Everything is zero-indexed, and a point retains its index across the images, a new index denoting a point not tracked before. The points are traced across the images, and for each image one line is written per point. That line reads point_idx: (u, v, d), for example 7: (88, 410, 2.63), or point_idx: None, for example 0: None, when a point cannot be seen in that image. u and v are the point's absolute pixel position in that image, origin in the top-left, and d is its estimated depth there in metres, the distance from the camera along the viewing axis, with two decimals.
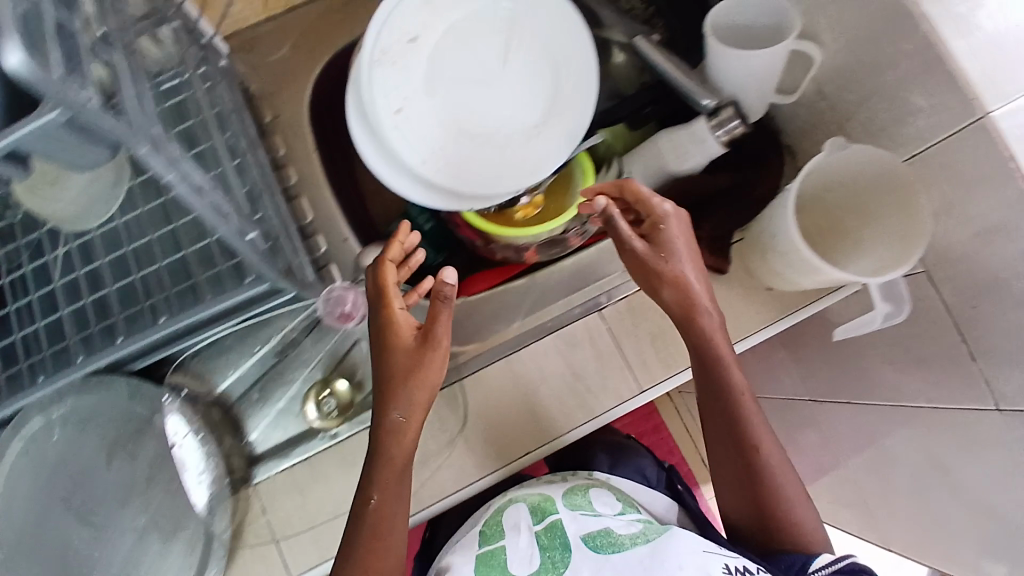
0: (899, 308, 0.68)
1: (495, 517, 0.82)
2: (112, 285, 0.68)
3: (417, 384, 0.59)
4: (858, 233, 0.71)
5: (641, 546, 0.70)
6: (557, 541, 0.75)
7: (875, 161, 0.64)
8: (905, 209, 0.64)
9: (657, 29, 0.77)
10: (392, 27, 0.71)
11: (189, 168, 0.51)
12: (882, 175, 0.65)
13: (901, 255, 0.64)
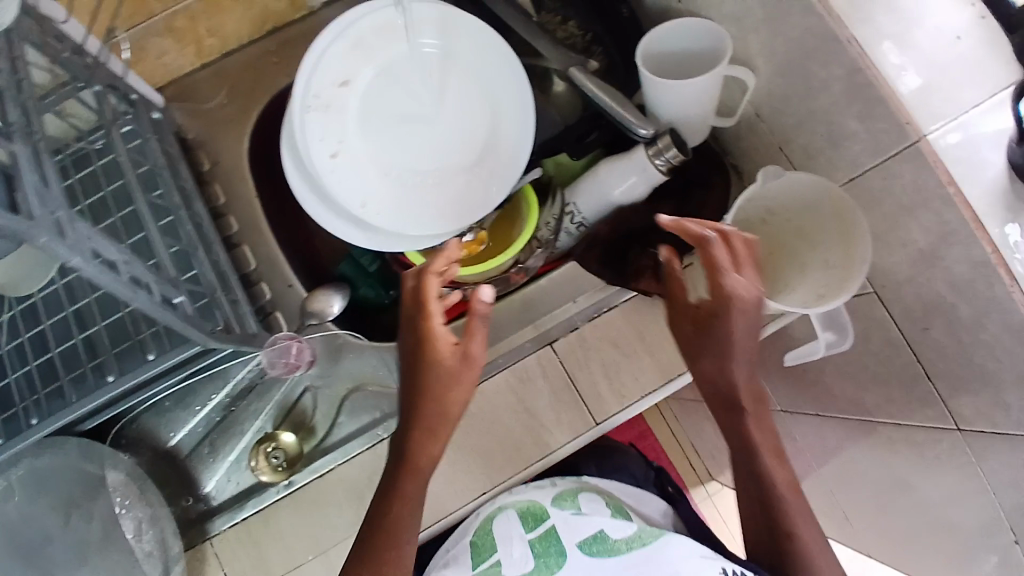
0: (843, 339, 0.68)
1: (484, 523, 0.78)
2: (57, 348, 0.71)
3: (444, 432, 0.58)
4: (804, 257, 0.70)
5: (638, 552, 0.71)
6: (553, 550, 0.74)
7: (810, 187, 0.65)
8: (843, 234, 0.64)
9: (596, 56, 0.76)
10: (321, 73, 0.69)
11: (98, 244, 0.52)
12: (822, 200, 0.64)
13: (839, 283, 0.63)
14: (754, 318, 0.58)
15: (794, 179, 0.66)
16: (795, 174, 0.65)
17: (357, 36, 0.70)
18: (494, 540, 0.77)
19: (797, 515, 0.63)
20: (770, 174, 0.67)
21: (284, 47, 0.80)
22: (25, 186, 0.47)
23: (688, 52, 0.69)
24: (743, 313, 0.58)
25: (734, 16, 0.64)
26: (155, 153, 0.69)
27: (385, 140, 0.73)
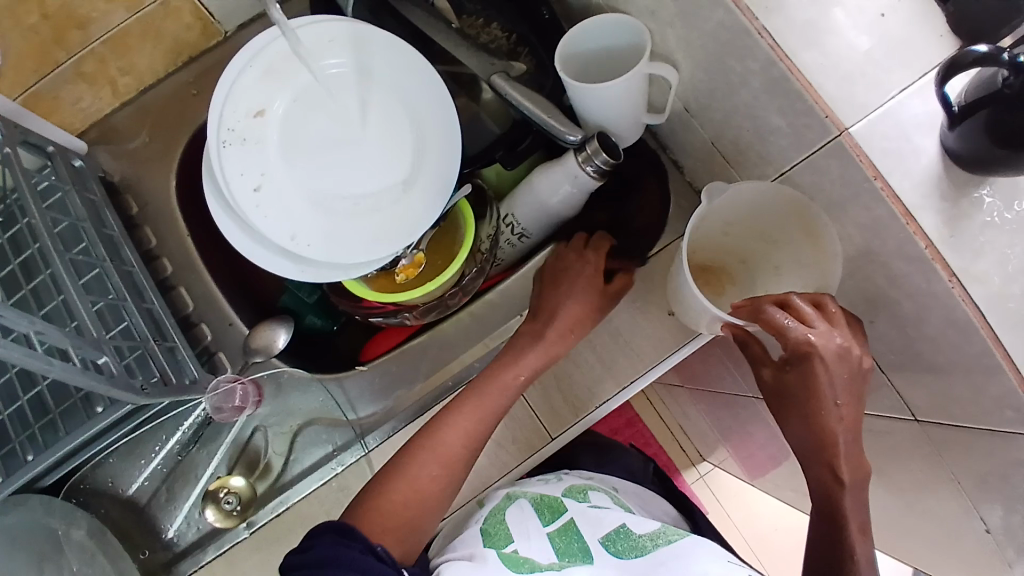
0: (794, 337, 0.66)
1: (494, 515, 0.68)
2: (4, 413, 0.69)
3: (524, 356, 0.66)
4: (773, 258, 0.68)
5: (666, 550, 0.62)
6: (578, 546, 0.64)
7: (761, 196, 0.61)
8: (808, 234, 0.60)
9: (523, 58, 0.75)
10: (234, 105, 0.67)
11: (7, 320, 0.51)
12: (776, 205, 0.61)
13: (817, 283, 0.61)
14: (839, 377, 0.56)
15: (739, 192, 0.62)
16: (745, 186, 0.61)
17: (267, 62, 0.67)
18: (509, 530, 0.65)
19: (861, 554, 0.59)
20: (715, 193, 0.63)
21: (202, 77, 0.78)
22: None
23: (615, 51, 0.66)
24: (821, 369, 0.56)
25: (649, 10, 0.60)
26: (76, 206, 0.68)
27: (308, 167, 0.70)
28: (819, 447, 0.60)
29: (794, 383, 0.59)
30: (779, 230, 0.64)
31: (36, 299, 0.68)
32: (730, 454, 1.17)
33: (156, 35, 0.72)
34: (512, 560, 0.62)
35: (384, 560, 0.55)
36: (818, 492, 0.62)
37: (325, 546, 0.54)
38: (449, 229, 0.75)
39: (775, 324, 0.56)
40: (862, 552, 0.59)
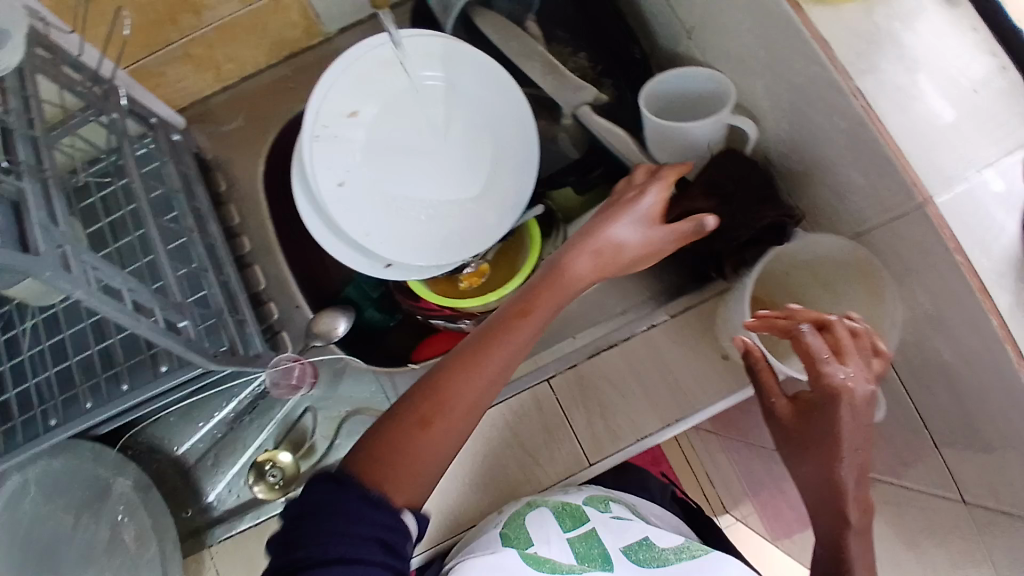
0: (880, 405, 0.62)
1: (516, 514, 0.66)
2: (76, 358, 0.73)
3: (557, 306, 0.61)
4: (828, 307, 0.66)
5: (688, 563, 0.65)
6: (600, 551, 0.66)
7: (832, 248, 0.61)
8: (870, 292, 0.60)
9: (605, 88, 0.77)
10: (330, 103, 0.70)
11: (103, 274, 0.54)
12: (843, 262, 0.61)
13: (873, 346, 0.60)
14: (862, 416, 0.55)
15: (816, 242, 0.61)
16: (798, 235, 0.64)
17: (364, 68, 0.71)
18: (530, 533, 0.65)
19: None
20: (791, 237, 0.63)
21: (300, 73, 0.83)
22: (28, 222, 0.50)
23: (699, 91, 0.67)
24: (845, 406, 0.55)
25: (740, 59, 0.63)
26: (172, 176, 0.72)
27: (389, 170, 0.73)
28: (825, 490, 0.58)
29: (811, 419, 0.58)
30: (837, 282, 0.64)
31: (122, 257, 0.72)
32: (757, 509, 1.15)
33: (262, 29, 0.77)
34: (534, 561, 0.64)
35: (385, 505, 0.50)
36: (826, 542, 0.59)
37: (320, 495, 0.50)
38: (513, 244, 0.78)
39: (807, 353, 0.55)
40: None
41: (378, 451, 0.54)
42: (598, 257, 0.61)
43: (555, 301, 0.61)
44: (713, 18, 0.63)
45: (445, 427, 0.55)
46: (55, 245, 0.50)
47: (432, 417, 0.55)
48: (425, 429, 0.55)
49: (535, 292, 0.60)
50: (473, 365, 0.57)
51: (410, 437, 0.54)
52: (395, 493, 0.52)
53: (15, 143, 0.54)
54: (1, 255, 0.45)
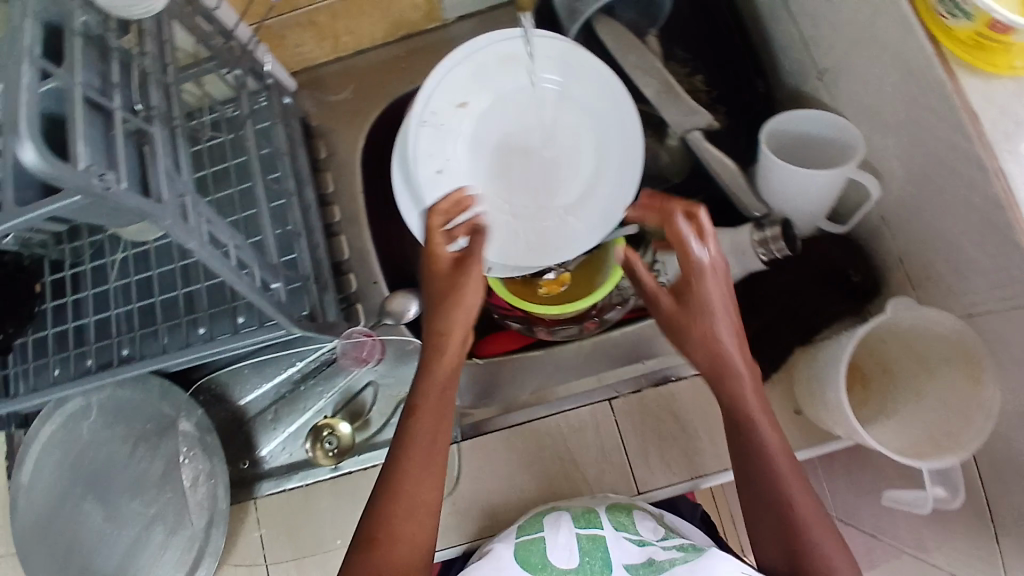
0: (955, 497, 0.59)
1: (536, 516, 0.69)
2: (160, 297, 0.76)
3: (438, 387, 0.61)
4: (922, 386, 0.64)
5: (680, 568, 0.56)
6: (601, 556, 0.61)
7: (943, 328, 0.58)
8: (972, 382, 0.58)
9: (718, 114, 0.76)
10: (443, 91, 0.71)
11: (215, 229, 0.56)
12: (950, 343, 0.59)
13: (962, 436, 0.58)
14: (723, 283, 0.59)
15: (927, 317, 0.58)
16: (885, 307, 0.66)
17: (481, 62, 0.72)
18: (542, 523, 0.67)
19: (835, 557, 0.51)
20: (902, 307, 0.60)
21: (413, 54, 0.84)
22: (155, 169, 0.51)
23: (834, 144, 0.64)
24: (707, 275, 0.59)
25: (874, 111, 0.60)
26: (279, 138, 0.74)
27: (489, 165, 0.73)
28: (716, 376, 0.60)
29: (688, 299, 0.61)
30: (941, 364, 0.62)
31: (221, 207, 0.73)
32: None
33: (385, 8, 0.78)
34: (530, 560, 0.62)
35: None
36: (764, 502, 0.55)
37: None
38: (596, 259, 0.76)
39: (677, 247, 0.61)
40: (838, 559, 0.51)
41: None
42: (452, 322, 0.62)
43: (448, 368, 0.62)
44: (851, 66, 0.61)
45: (390, 539, 0.55)
46: (178, 195, 0.52)
47: (377, 535, 0.55)
48: (374, 549, 0.55)
49: (423, 383, 0.61)
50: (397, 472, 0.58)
51: (367, 565, 0.54)
52: None
53: (148, 86, 0.54)
54: (133, 200, 0.47)
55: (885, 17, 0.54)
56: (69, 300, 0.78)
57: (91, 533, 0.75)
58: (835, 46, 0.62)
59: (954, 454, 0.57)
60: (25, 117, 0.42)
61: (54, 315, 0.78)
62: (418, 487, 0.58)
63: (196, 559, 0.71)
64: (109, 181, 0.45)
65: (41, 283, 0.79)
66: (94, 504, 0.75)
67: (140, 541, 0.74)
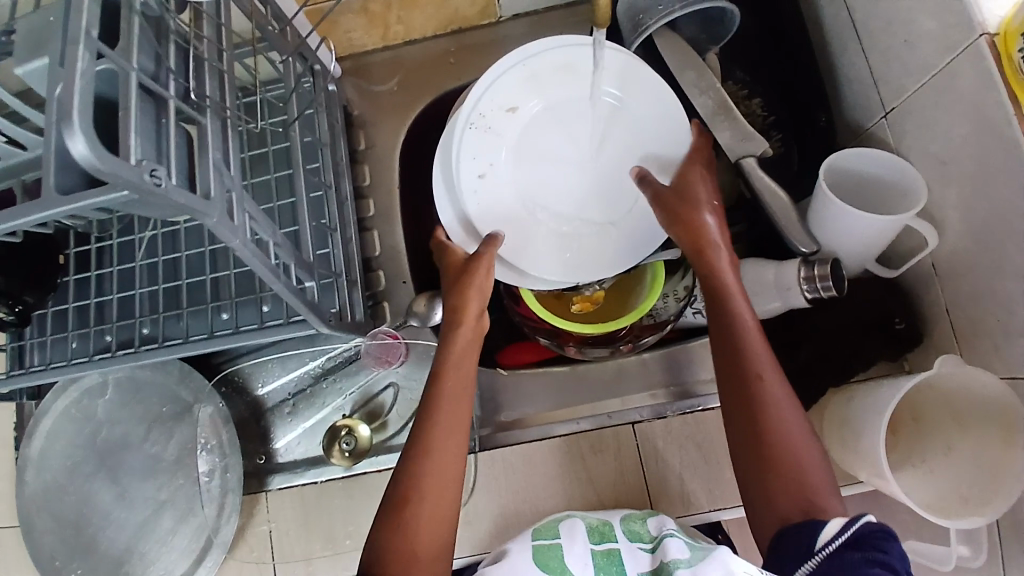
0: (977, 556, 0.58)
1: (550, 520, 0.68)
2: (186, 280, 0.74)
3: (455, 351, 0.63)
4: (950, 438, 0.63)
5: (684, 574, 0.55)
6: (615, 571, 0.62)
7: (989, 389, 0.56)
8: (1008, 446, 0.56)
9: (773, 141, 0.75)
10: (493, 94, 0.69)
11: (258, 226, 0.54)
12: (993, 403, 0.57)
13: (991, 499, 0.56)
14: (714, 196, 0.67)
15: (973, 377, 0.56)
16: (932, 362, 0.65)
17: (535, 69, 0.70)
18: (558, 529, 0.66)
19: (819, 482, 0.55)
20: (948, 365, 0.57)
21: (464, 50, 0.83)
22: (205, 163, 0.49)
23: (896, 187, 0.62)
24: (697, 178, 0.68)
25: (940, 160, 0.58)
26: (322, 127, 0.73)
27: (531, 174, 0.71)
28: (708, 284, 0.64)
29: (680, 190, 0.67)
30: (976, 423, 0.60)
31: (256, 194, 0.71)
32: None
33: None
34: (550, 565, 0.62)
35: None
36: (747, 434, 0.58)
37: None
38: (631, 280, 0.75)
39: (684, 188, 0.67)
40: (821, 481, 0.55)
41: (383, 548, 0.55)
42: (463, 298, 0.64)
43: (464, 339, 0.63)
44: (921, 110, 0.59)
45: (416, 498, 0.57)
46: (226, 190, 0.50)
47: (407, 495, 0.57)
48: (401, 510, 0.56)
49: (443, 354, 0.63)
50: (424, 434, 0.59)
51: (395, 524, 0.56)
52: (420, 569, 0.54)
53: (202, 72, 0.52)
54: (182, 196, 0.45)
55: (963, 66, 0.52)
56: (92, 274, 0.77)
57: (100, 511, 0.74)
58: (905, 88, 0.60)
59: (981, 515, 0.55)
60: (77, 105, 0.40)
61: (77, 289, 0.77)
62: (438, 442, 0.59)
63: (204, 548, 0.71)
64: (161, 178, 0.44)
65: (64, 255, 0.78)
66: (105, 483, 0.75)
67: (149, 524, 0.74)
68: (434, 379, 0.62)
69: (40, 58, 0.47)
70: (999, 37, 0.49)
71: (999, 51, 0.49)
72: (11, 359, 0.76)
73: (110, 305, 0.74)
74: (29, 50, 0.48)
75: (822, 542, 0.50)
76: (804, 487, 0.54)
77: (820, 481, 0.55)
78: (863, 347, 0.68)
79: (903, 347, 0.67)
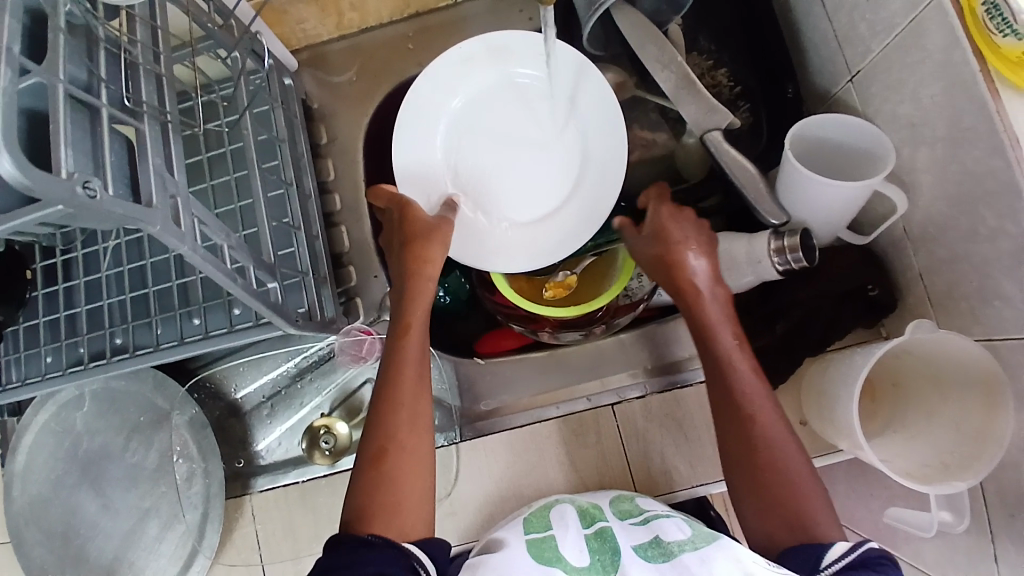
0: (960, 521, 0.57)
1: (541, 510, 0.67)
2: (154, 288, 0.74)
3: (421, 303, 0.60)
4: (932, 403, 0.62)
5: (688, 555, 0.54)
6: (610, 547, 0.58)
7: (966, 353, 0.55)
8: (987, 410, 0.55)
9: (741, 112, 0.74)
10: (434, 80, 0.72)
11: (209, 230, 0.53)
12: (970, 367, 0.56)
13: (970, 463, 0.55)
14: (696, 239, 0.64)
15: (947, 340, 0.55)
16: (906, 328, 0.64)
17: (469, 54, 0.72)
18: (548, 521, 0.64)
19: (819, 511, 0.54)
20: (922, 329, 0.57)
21: (420, 34, 0.83)
22: (146, 171, 0.48)
23: (864, 153, 0.61)
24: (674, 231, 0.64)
25: (907, 122, 0.56)
26: (279, 124, 0.72)
27: (470, 155, 0.73)
28: (701, 329, 0.61)
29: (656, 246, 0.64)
30: (956, 388, 0.59)
31: (215, 196, 0.69)
32: None
33: None
34: (544, 554, 0.58)
35: (376, 544, 0.49)
36: (742, 467, 0.57)
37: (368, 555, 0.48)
38: (606, 267, 0.75)
39: (661, 241, 0.64)
40: (814, 502, 0.54)
41: (362, 504, 0.52)
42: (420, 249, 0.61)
43: (424, 289, 0.61)
44: (886, 71, 0.57)
45: (399, 456, 0.54)
46: (169, 198, 0.49)
47: (384, 449, 0.54)
48: (378, 464, 0.54)
49: (403, 307, 0.60)
50: (388, 390, 0.57)
51: (370, 478, 0.53)
52: (401, 528, 0.52)
53: (139, 77, 0.51)
54: (117, 205, 0.44)
55: (924, 26, 0.50)
56: (58, 288, 0.76)
57: (84, 523, 0.74)
58: (870, 48, 0.59)
59: (963, 480, 0.55)
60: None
61: (46, 303, 0.76)
62: (416, 403, 0.56)
63: (191, 552, 0.71)
64: (94, 190, 0.42)
65: (30, 270, 0.77)
66: (89, 495, 0.75)
67: (136, 532, 0.74)
68: (399, 336, 0.59)
69: None
70: None
71: (960, 4, 0.47)
72: None
73: (79, 317, 0.74)
74: None
75: (829, 560, 0.49)
76: (802, 517, 0.53)
77: (819, 510, 0.54)
78: (837, 317, 0.67)
79: (877, 314, 0.66)
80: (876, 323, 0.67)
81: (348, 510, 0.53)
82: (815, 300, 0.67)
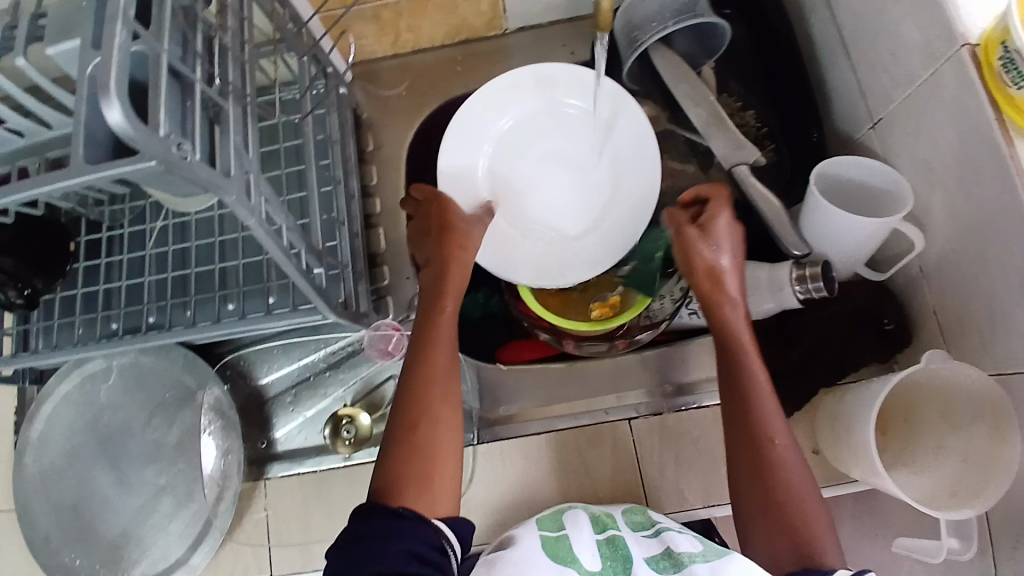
0: (968, 548, 0.58)
1: (552, 514, 0.67)
2: (196, 269, 0.77)
3: (454, 289, 0.63)
4: (941, 435, 0.64)
5: (698, 565, 0.54)
6: (622, 554, 0.58)
7: (975, 384, 0.57)
8: (995, 440, 0.57)
9: (767, 150, 0.79)
10: (483, 100, 0.76)
11: (273, 208, 0.56)
12: (978, 399, 0.58)
13: (979, 492, 0.57)
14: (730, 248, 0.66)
15: (958, 369, 0.58)
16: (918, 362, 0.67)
17: (517, 81, 0.76)
18: (561, 523, 0.64)
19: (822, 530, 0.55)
20: (936, 359, 0.59)
21: (469, 58, 0.88)
22: (226, 144, 0.51)
23: (883, 192, 0.65)
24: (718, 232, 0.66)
25: (926, 165, 0.61)
26: (333, 126, 0.76)
27: (508, 175, 0.77)
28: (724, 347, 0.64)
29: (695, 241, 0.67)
30: (964, 420, 0.61)
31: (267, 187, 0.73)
32: None
33: (451, 9, 0.82)
34: (559, 554, 0.58)
35: (407, 516, 0.51)
36: (751, 483, 0.58)
37: (398, 526, 0.50)
38: (627, 286, 0.78)
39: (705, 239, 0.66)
40: (817, 519, 0.56)
41: (393, 474, 0.54)
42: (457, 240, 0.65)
43: (456, 275, 0.64)
44: (907, 118, 0.62)
45: (430, 431, 0.56)
46: (244, 171, 0.52)
47: (416, 420, 0.57)
48: (411, 434, 0.56)
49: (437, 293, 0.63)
50: (421, 366, 0.59)
51: (401, 443, 0.56)
52: (430, 503, 0.54)
53: (226, 60, 0.55)
54: (201, 167, 0.47)
55: (945, 76, 0.55)
56: (100, 262, 0.79)
57: (96, 496, 0.74)
58: (893, 97, 0.64)
59: (972, 506, 0.56)
60: (114, 76, 0.42)
61: (86, 276, 0.79)
62: (448, 387, 0.59)
63: (201, 532, 0.71)
64: (186, 150, 0.46)
65: (75, 242, 0.79)
66: (104, 468, 0.75)
67: (147, 509, 0.74)
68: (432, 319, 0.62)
69: (73, 40, 0.50)
70: (979, 47, 0.52)
71: (979, 59, 0.52)
72: (17, 341, 0.78)
73: (119, 291, 0.76)
74: (63, 32, 0.51)
75: None
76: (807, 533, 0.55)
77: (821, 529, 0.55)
78: (851, 348, 0.70)
79: (888, 346, 0.70)
80: (889, 356, 0.70)
81: (378, 477, 0.55)
82: (831, 328, 0.70)
